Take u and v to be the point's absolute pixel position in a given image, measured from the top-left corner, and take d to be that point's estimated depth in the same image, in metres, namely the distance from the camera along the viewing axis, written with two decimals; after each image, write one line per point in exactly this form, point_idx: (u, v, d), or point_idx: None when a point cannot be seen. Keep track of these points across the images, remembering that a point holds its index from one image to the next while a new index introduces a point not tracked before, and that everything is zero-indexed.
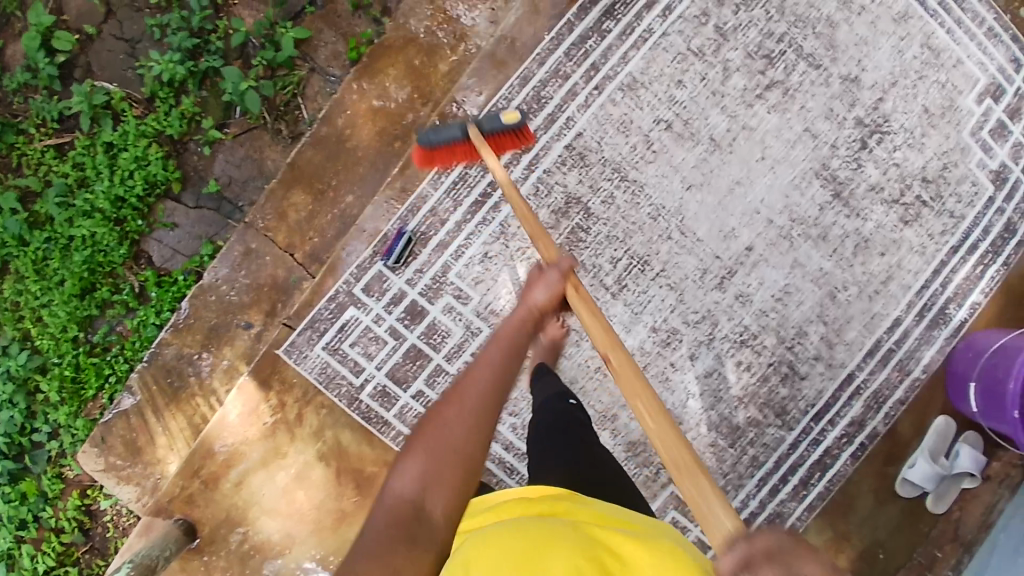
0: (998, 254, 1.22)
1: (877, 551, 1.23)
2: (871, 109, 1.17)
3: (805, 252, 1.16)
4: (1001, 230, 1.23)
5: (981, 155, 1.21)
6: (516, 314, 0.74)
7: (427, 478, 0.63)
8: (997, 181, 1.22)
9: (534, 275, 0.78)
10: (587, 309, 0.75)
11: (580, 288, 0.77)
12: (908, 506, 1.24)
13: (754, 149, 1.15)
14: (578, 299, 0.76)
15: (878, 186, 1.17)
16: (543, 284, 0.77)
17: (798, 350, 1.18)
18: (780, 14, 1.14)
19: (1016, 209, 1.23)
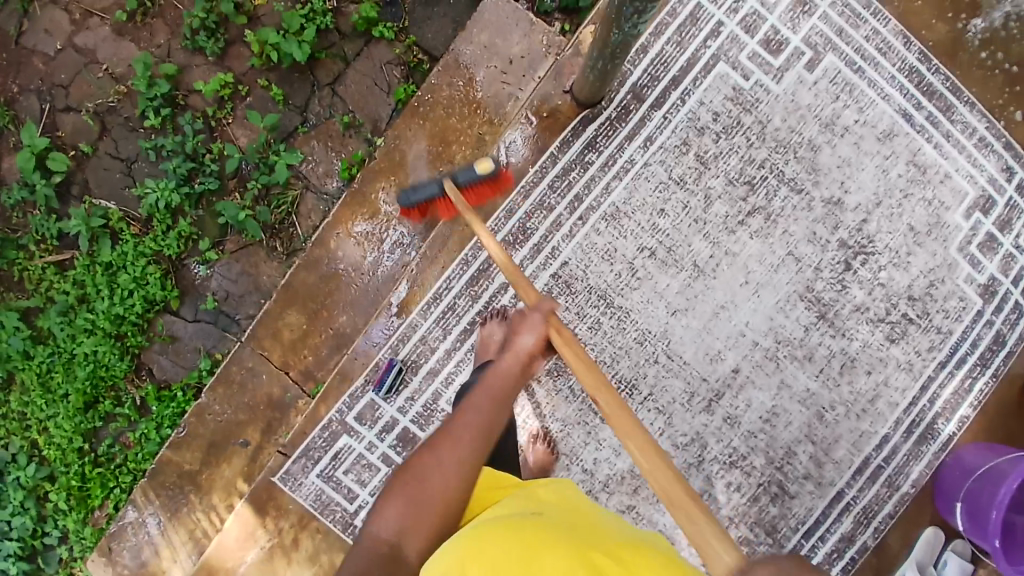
0: (986, 367, 1.23)
1: None
2: (855, 230, 1.19)
3: (791, 372, 1.18)
4: (989, 342, 1.23)
5: (968, 270, 1.21)
6: (505, 358, 0.76)
7: (402, 526, 0.68)
8: (985, 295, 1.22)
9: (518, 320, 0.81)
10: (572, 350, 0.77)
11: (561, 329, 0.79)
12: None
13: (738, 274, 1.17)
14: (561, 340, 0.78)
15: (863, 306, 1.19)
16: (528, 327, 0.79)
17: (787, 468, 1.19)
18: (760, 140, 1.18)
19: (1006, 320, 1.23)
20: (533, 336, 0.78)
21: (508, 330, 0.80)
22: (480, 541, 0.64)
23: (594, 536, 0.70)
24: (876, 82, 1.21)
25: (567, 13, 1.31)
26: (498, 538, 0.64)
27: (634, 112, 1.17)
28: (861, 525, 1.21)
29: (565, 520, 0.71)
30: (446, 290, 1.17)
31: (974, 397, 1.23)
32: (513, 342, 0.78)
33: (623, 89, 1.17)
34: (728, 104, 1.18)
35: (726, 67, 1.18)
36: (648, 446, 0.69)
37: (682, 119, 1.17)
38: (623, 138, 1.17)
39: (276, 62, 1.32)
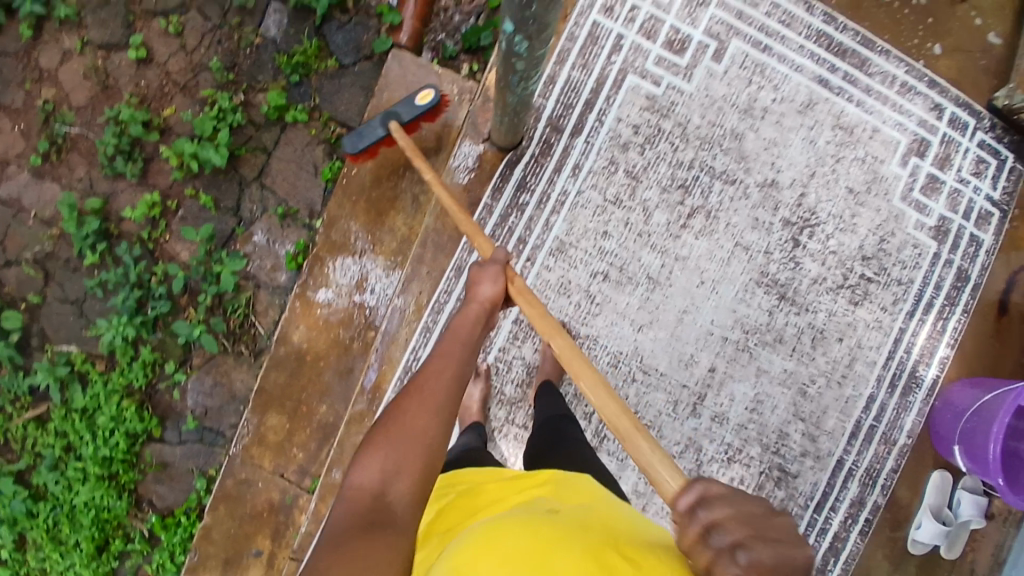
0: (955, 306, 1.25)
1: None
2: (797, 205, 1.20)
3: (766, 358, 1.20)
4: (952, 282, 1.24)
5: (916, 218, 1.23)
6: (468, 311, 0.77)
7: (389, 466, 0.60)
8: (938, 237, 1.24)
9: (478, 271, 0.83)
10: (528, 300, 0.80)
11: (520, 282, 0.82)
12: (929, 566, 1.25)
13: (692, 276, 1.19)
14: (519, 291, 0.81)
15: (820, 277, 1.21)
16: (487, 279, 0.81)
17: (785, 450, 1.21)
18: (684, 142, 1.19)
19: (963, 257, 1.25)
20: (492, 287, 0.81)
21: (467, 284, 0.82)
22: (491, 538, 0.57)
23: (606, 524, 0.63)
24: (786, 56, 1.22)
25: (471, 53, 1.32)
26: (505, 534, 0.57)
27: (557, 143, 1.18)
28: (867, 487, 1.23)
29: (575, 515, 0.63)
30: (414, 361, 1.17)
31: (950, 337, 1.25)
32: (472, 294, 0.80)
33: (541, 124, 1.18)
34: (645, 115, 1.19)
35: (636, 79, 1.19)
36: (597, 383, 0.67)
37: (604, 140, 1.18)
38: (551, 172, 1.17)
39: (198, 169, 1.32)
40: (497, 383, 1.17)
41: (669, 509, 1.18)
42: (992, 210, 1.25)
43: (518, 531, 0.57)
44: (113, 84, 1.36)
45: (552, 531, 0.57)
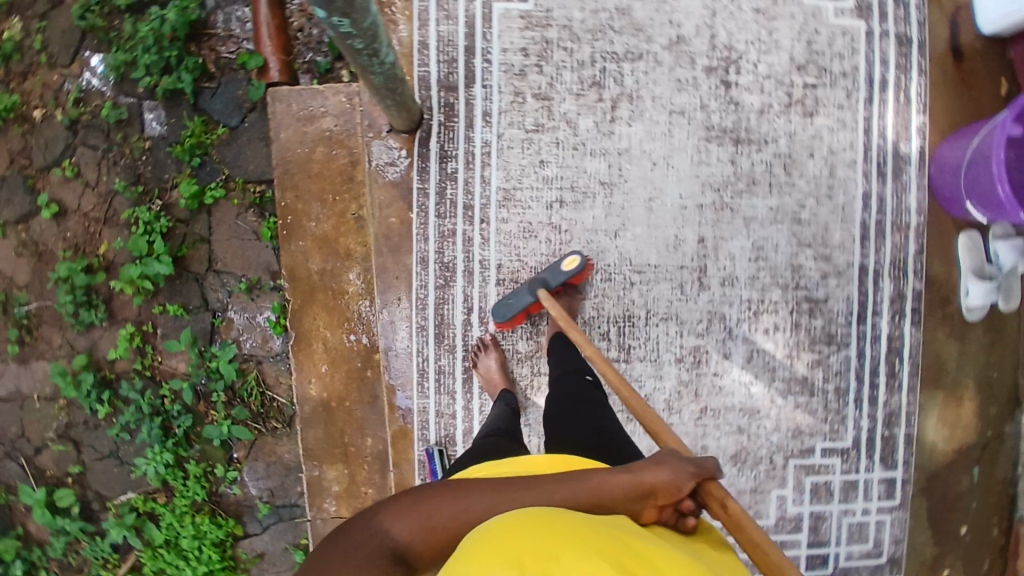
0: (909, 71, 1.19)
1: (991, 373, 1.26)
2: (713, 49, 1.16)
3: (748, 206, 1.17)
4: (897, 49, 1.19)
5: (833, 6, 1.17)
6: (624, 481, 0.71)
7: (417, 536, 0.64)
8: (864, 14, 1.18)
9: (663, 457, 0.77)
10: (735, 516, 0.75)
11: (728, 504, 0.76)
12: (987, 322, 1.25)
13: (643, 163, 1.16)
14: (719, 505, 0.76)
15: (765, 106, 1.17)
16: (668, 464, 0.75)
17: (806, 282, 1.18)
18: (577, 41, 1.14)
19: (897, 21, 1.19)
20: (670, 472, 0.74)
21: (647, 460, 0.76)
22: (505, 537, 0.56)
23: (625, 537, 0.62)
24: None
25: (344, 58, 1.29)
26: (523, 533, 0.56)
27: (456, 101, 1.13)
28: (899, 276, 1.19)
29: (602, 527, 0.63)
30: (424, 362, 1.16)
31: (917, 101, 1.20)
32: (641, 470, 0.73)
33: (433, 90, 1.13)
34: (527, 34, 1.14)
35: (502, 5, 1.13)
36: None
37: (501, 76, 1.14)
38: (464, 129, 1.14)
39: (154, 285, 1.33)
40: (509, 343, 1.17)
41: (720, 384, 1.18)
42: None
43: (535, 528, 0.57)
44: (45, 248, 1.37)
45: (572, 535, 0.57)
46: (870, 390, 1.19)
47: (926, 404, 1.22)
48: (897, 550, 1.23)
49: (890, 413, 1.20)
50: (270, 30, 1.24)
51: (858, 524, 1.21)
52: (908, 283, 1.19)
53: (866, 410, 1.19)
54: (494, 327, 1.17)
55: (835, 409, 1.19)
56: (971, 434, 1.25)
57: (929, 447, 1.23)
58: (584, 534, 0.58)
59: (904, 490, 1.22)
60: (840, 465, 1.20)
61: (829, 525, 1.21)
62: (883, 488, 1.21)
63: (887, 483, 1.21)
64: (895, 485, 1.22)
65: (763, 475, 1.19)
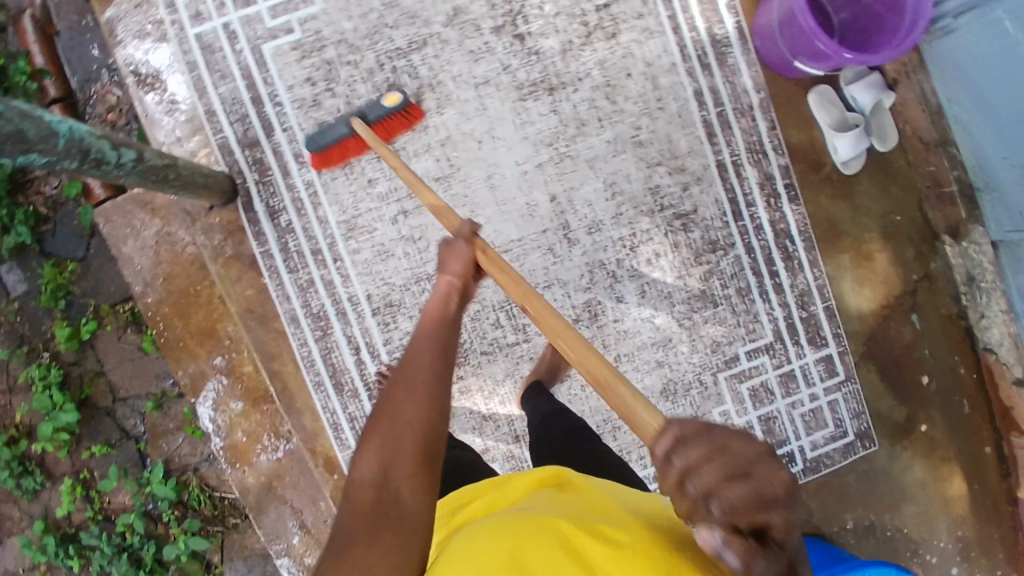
0: None
1: (895, 217, 1.22)
2: (495, 9, 1.13)
3: (585, 149, 1.16)
4: None
5: None
6: (438, 291, 0.74)
7: (384, 454, 0.59)
8: None
9: (443, 249, 0.78)
10: (500, 271, 0.76)
11: (489, 251, 0.77)
12: (873, 168, 1.21)
13: (469, 142, 1.14)
14: (490, 262, 0.77)
15: (565, 44, 1.14)
16: (454, 256, 0.77)
17: (670, 200, 1.18)
18: (358, 50, 1.11)
19: None
20: (461, 260, 0.76)
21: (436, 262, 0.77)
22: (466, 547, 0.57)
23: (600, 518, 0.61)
24: None
25: None
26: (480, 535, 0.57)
27: (264, 155, 1.11)
28: (761, 159, 1.18)
29: (565, 511, 0.62)
30: (335, 415, 1.13)
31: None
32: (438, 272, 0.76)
33: (237, 151, 1.10)
34: (305, 63, 1.11)
35: (271, 44, 1.10)
36: (580, 347, 0.68)
37: (297, 113, 1.11)
38: (281, 179, 1.11)
39: (72, 435, 1.33)
40: None
41: (624, 326, 1.19)
42: None
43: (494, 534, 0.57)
44: None
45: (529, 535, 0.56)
46: (772, 279, 1.21)
47: (834, 272, 1.23)
48: (861, 424, 1.25)
49: (801, 294, 1.21)
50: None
51: (811, 410, 1.24)
52: (773, 163, 1.18)
53: (776, 301, 1.21)
54: (388, 356, 1.14)
55: (744, 309, 1.21)
56: (891, 284, 1.24)
57: (848, 310, 1.24)
58: (539, 522, 0.58)
59: (846, 361, 1.23)
60: (771, 361, 1.22)
61: (783, 422, 1.23)
62: (823, 367, 1.23)
63: (824, 363, 1.23)
64: (833, 361, 1.23)
65: (700, 399, 1.20)
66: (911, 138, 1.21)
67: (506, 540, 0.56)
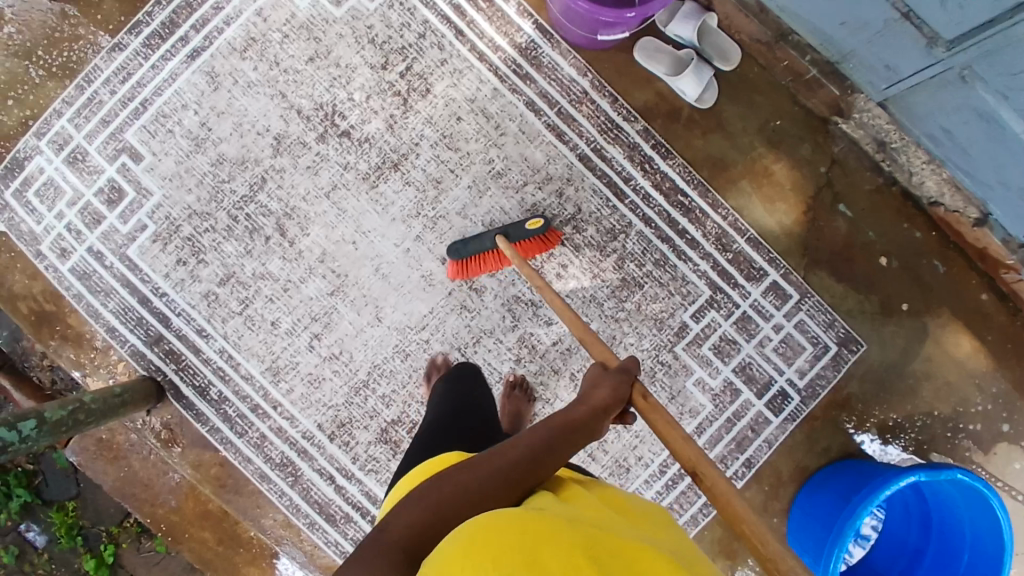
0: None
1: (770, 125, 1.22)
2: (311, 119, 1.16)
3: (451, 202, 1.18)
4: None
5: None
6: (574, 406, 0.70)
7: (428, 512, 0.57)
8: None
9: (596, 372, 0.77)
10: (657, 414, 0.71)
11: (648, 395, 0.75)
12: (727, 92, 1.22)
13: (345, 247, 1.16)
14: (647, 405, 0.73)
15: (388, 120, 1.17)
16: (605, 381, 0.75)
17: (552, 212, 1.18)
18: (210, 215, 1.15)
19: None
20: (610, 388, 0.74)
21: (586, 384, 0.76)
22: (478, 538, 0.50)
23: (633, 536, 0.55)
24: (157, 84, 1.16)
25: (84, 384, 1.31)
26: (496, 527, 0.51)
27: (172, 344, 1.15)
28: (619, 135, 1.19)
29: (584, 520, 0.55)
30: (341, 545, 1.16)
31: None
32: (586, 394, 0.73)
33: (147, 352, 1.15)
34: (170, 248, 1.15)
35: (134, 247, 1.15)
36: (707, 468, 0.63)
37: (182, 294, 1.15)
38: (196, 358, 1.15)
39: None
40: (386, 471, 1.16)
41: (564, 345, 1.17)
42: None
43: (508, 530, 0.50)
44: None
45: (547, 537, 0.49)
46: (683, 237, 1.19)
47: (739, 202, 1.22)
48: (838, 332, 1.22)
49: (719, 238, 1.20)
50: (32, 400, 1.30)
51: (782, 341, 1.20)
52: (631, 132, 1.19)
53: (697, 256, 1.19)
54: (363, 471, 1.15)
55: (671, 276, 1.19)
56: (799, 188, 1.23)
57: (771, 230, 1.21)
58: (561, 530, 0.51)
59: (793, 280, 1.21)
60: (720, 313, 1.19)
61: (759, 365, 1.19)
62: (773, 297, 1.20)
63: (773, 291, 1.21)
64: (779, 286, 1.21)
65: (669, 380, 1.18)
66: (749, 48, 1.21)
67: (527, 536, 0.49)
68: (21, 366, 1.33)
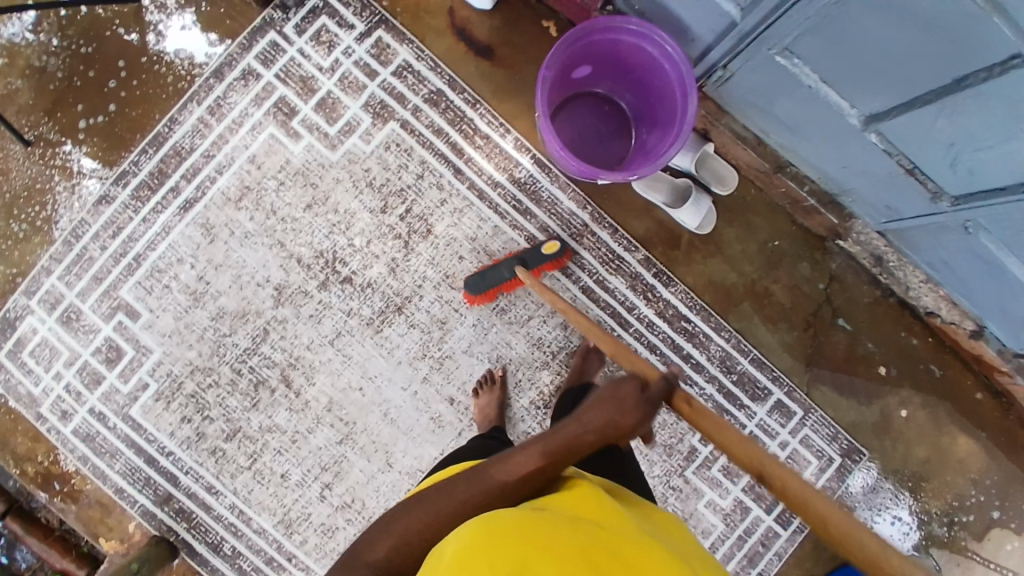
0: (467, 122, 1.20)
1: (765, 247, 1.26)
2: (312, 267, 1.15)
3: (457, 341, 1.18)
4: (441, 119, 1.19)
5: (356, 142, 1.17)
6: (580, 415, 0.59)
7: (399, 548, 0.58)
8: (381, 118, 1.18)
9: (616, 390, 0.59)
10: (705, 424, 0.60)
11: (693, 403, 0.61)
12: (722, 216, 1.25)
13: (353, 394, 1.15)
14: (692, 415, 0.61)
15: (390, 263, 1.17)
16: (618, 405, 0.58)
17: (558, 344, 1.20)
18: (213, 369, 1.13)
19: (419, 98, 1.19)
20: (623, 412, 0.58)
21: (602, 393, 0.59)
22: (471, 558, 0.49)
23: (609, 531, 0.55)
24: (150, 239, 1.13)
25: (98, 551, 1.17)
26: (491, 541, 0.50)
27: (182, 502, 1.13)
28: (620, 266, 1.23)
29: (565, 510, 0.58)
30: None
31: (493, 130, 1.20)
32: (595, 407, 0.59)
33: (157, 511, 1.13)
34: (174, 406, 1.12)
35: (137, 407, 1.12)
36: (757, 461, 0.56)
37: (189, 451, 1.12)
38: (207, 515, 1.13)
39: None
40: None
41: None
42: (371, 56, 1.18)
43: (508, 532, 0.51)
44: None
45: (542, 535, 0.51)
46: (688, 362, 1.24)
47: (739, 322, 1.26)
48: (841, 444, 1.27)
49: (723, 361, 1.25)
50: (43, 545, 1.15)
51: (788, 458, 1.27)
52: (632, 262, 1.23)
53: (701, 380, 1.24)
54: None
55: None
56: (796, 305, 1.27)
57: (771, 348, 1.26)
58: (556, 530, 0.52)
59: (797, 397, 1.26)
60: None
61: None
62: (778, 415, 1.26)
63: (778, 410, 1.26)
64: (784, 404, 1.26)
65: (681, 504, 1.23)
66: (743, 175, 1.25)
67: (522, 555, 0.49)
68: (32, 506, 1.18)
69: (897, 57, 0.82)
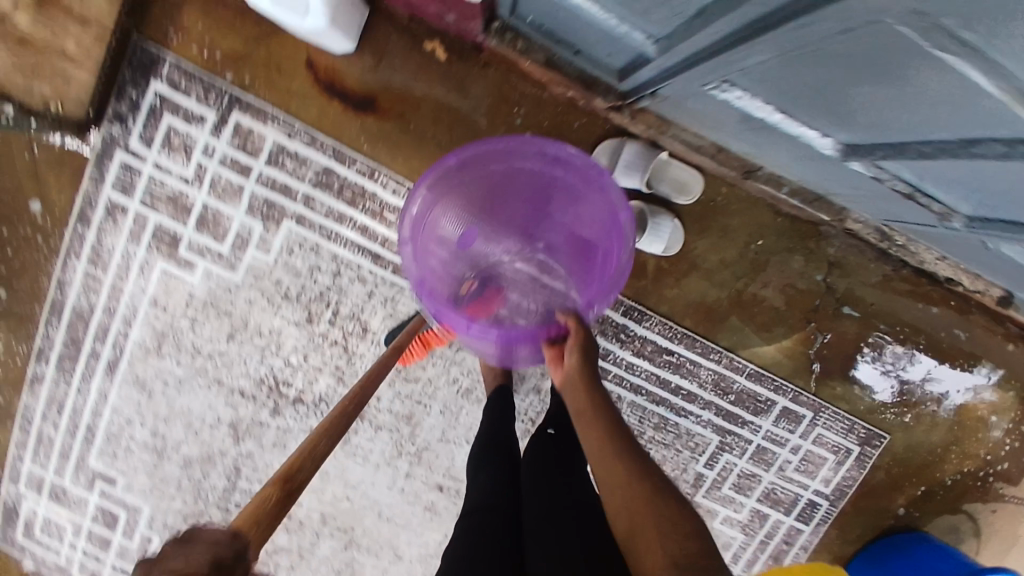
0: (370, 197, 1.02)
1: (745, 250, 1.08)
2: (257, 396, 1.09)
3: (427, 430, 1.12)
4: (337, 202, 1.02)
5: (254, 253, 1.03)
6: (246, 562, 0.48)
7: None
8: (271, 218, 1.02)
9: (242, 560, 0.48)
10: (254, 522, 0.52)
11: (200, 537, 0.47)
12: (690, 226, 1.07)
13: (341, 503, 1.15)
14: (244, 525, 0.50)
15: (334, 373, 1.09)
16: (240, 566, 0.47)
17: (535, 409, 1.12)
18: (203, 511, 1.13)
19: (304, 184, 1.02)
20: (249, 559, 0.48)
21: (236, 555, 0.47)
22: None
23: None
24: (92, 408, 1.08)
25: None
26: None
27: None
28: None
29: None
30: None
31: (401, 200, 1.03)
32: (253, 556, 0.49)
33: None
34: None
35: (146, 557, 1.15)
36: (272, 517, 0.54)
37: None
38: None
39: None
40: None
41: None
42: (238, 152, 1.01)
43: None
44: None
45: None
46: (679, 392, 1.13)
47: (729, 338, 1.11)
48: (858, 434, 1.17)
49: (717, 383, 1.13)
50: None
51: (802, 459, 1.18)
52: None
53: (697, 407, 1.14)
54: None
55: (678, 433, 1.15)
56: (792, 304, 1.11)
57: (771, 357, 1.12)
58: None
59: (804, 400, 1.15)
60: (734, 456, 1.16)
61: (783, 488, 1.19)
62: (785, 422, 1.15)
63: (785, 417, 1.15)
64: (791, 410, 1.15)
65: None
66: (707, 171, 1.04)
67: None
68: None
69: (878, 115, 0.60)
